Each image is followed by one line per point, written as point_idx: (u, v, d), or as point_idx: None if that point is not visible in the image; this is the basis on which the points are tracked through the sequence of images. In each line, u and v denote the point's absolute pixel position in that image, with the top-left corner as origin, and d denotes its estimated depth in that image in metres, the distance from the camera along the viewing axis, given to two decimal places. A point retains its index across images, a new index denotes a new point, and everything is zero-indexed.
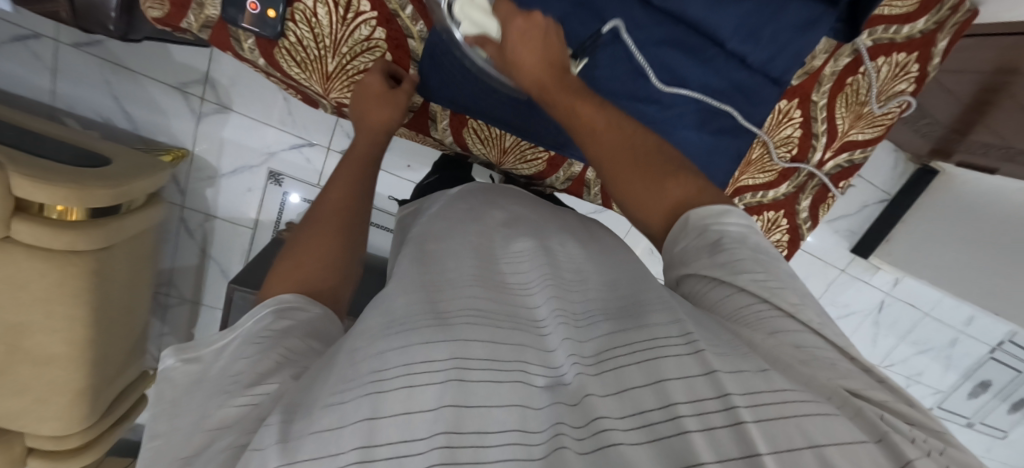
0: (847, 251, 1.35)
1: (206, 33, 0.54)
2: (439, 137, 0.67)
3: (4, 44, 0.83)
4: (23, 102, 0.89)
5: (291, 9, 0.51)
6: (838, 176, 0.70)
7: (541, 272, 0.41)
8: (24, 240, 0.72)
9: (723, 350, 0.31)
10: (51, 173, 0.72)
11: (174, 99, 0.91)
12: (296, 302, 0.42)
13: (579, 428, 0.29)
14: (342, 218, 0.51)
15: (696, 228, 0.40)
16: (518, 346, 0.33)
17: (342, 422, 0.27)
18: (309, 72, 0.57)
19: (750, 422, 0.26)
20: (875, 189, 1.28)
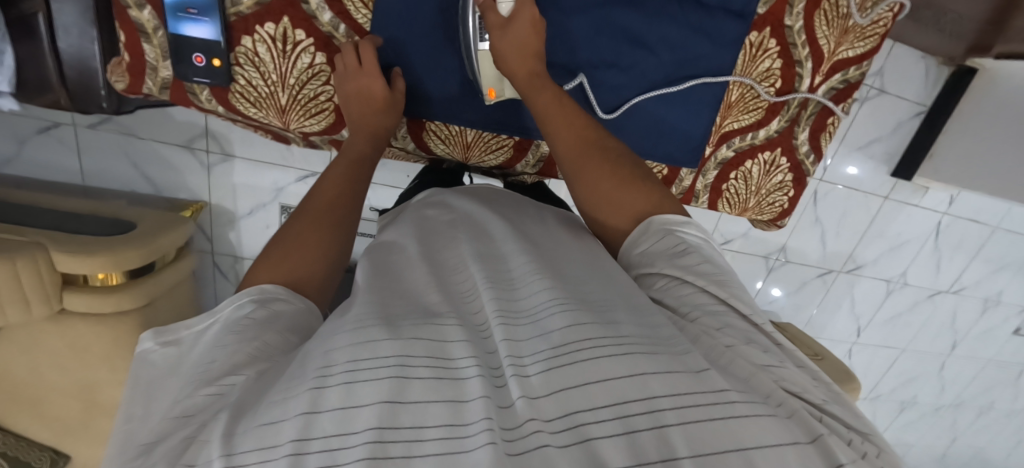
0: (888, 176, 1.24)
1: (166, 93, 0.62)
2: (401, 145, 0.72)
3: (35, 137, 0.92)
4: (58, 185, 0.97)
5: (234, 55, 0.60)
6: (837, 98, 0.71)
7: (481, 273, 0.46)
8: (77, 310, 0.80)
9: (653, 352, 0.36)
10: (87, 245, 0.78)
11: (184, 156, 0.97)
12: (278, 293, 0.47)
13: (506, 430, 0.32)
14: (332, 212, 0.55)
15: (661, 231, 0.51)
16: (460, 346, 0.38)
17: (284, 417, 0.32)
18: (265, 110, 0.64)
19: (671, 426, 0.31)
20: (907, 103, 1.16)
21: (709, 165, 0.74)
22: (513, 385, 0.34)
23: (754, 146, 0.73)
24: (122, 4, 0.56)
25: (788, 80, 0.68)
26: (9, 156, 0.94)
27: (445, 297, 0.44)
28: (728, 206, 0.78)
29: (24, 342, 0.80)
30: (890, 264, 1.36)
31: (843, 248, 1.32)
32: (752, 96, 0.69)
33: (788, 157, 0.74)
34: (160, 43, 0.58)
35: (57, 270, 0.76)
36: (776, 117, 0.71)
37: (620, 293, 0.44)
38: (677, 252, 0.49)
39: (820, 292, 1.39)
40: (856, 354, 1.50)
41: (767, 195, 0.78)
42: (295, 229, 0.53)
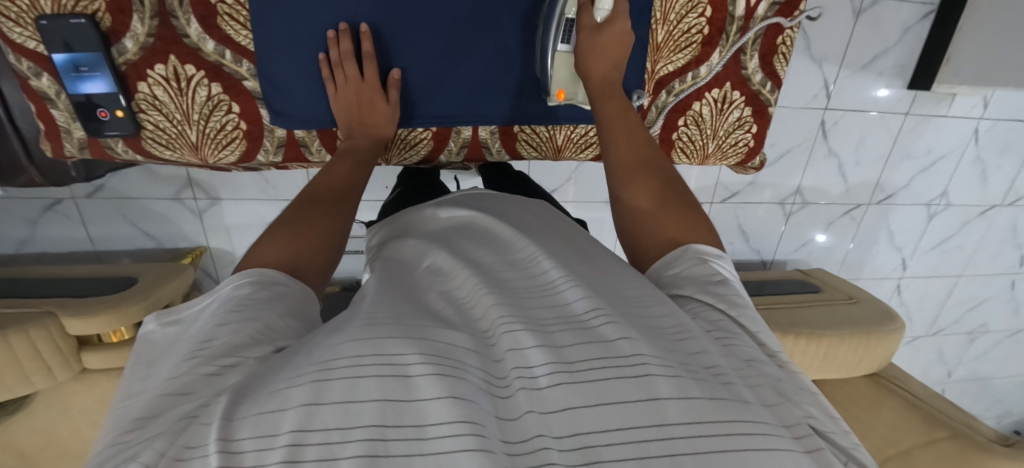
0: (905, 90, 1.12)
1: (87, 152, 0.64)
2: (318, 159, 0.70)
3: (43, 216, 0.99)
4: (73, 256, 1.04)
5: (136, 102, 0.61)
6: (779, 16, 0.66)
7: (484, 283, 0.47)
8: (96, 366, 0.85)
9: (680, 375, 0.36)
10: (92, 305, 0.82)
11: (176, 207, 1.02)
12: (279, 277, 0.46)
13: (510, 443, 0.32)
14: (333, 200, 0.56)
15: (695, 257, 0.50)
16: (467, 351, 0.38)
17: (283, 407, 0.31)
18: (179, 150, 0.65)
19: (684, 456, 0.31)
20: (913, 6, 1.04)
21: (652, 116, 0.69)
22: (520, 398, 0.35)
23: (697, 87, 0.68)
24: (23, 76, 0.58)
25: (719, 7, 0.64)
26: (25, 237, 1.01)
27: (455, 308, 0.46)
28: (686, 156, 0.73)
29: (59, 403, 0.86)
30: (925, 186, 1.23)
31: (867, 177, 1.21)
32: (679, 34, 0.65)
33: (740, 89, 0.69)
34: (67, 105, 0.60)
35: (69, 334, 0.81)
36: (714, 50, 0.67)
37: (626, 306, 0.44)
38: (706, 282, 0.48)
39: (851, 229, 1.27)
40: (906, 289, 1.37)
41: (727, 136, 0.72)
42: (300, 216, 0.52)
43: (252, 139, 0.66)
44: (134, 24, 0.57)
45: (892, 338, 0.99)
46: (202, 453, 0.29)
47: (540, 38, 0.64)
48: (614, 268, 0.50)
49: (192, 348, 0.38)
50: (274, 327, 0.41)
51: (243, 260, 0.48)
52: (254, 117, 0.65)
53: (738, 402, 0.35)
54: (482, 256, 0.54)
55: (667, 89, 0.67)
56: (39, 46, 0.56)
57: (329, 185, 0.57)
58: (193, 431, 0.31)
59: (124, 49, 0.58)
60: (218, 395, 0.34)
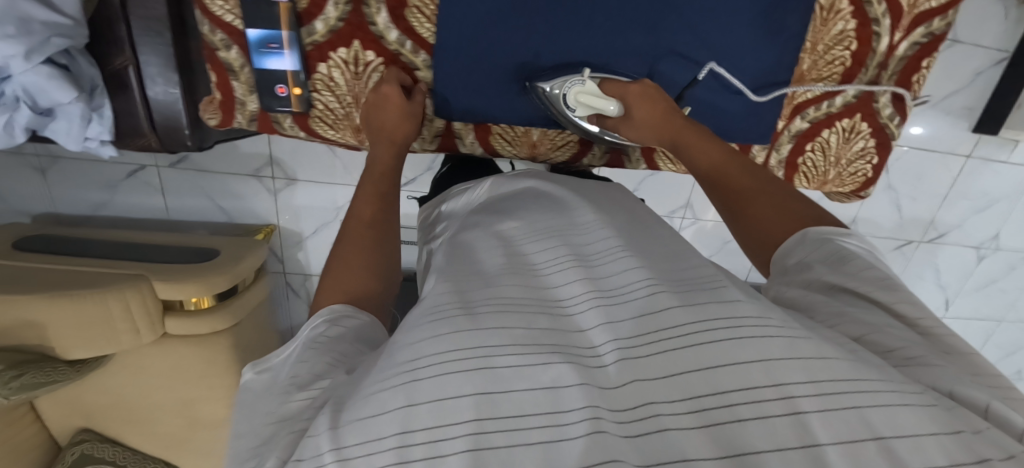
0: (968, 132, 1.13)
1: (255, 125, 0.67)
2: (469, 151, 0.72)
3: (124, 181, 1.02)
4: (148, 224, 1.07)
5: (313, 81, 0.64)
6: (920, 54, 0.64)
7: (558, 258, 0.46)
8: (177, 333, 0.86)
9: (796, 335, 0.32)
10: (182, 273, 0.84)
11: (253, 184, 1.04)
12: (345, 311, 0.46)
13: (615, 415, 0.31)
14: (376, 230, 0.55)
15: (815, 240, 0.45)
16: (528, 318, 0.38)
17: (380, 411, 0.31)
18: (342, 131, 0.68)
19: (810, 413, 0.27)
20: (986, 51, 1.05)
21: (782, 139, 0.69)
22: (620, 369, 0.33)
23: (830, 115, 0.67)
24: (214, 48, 0.61)
25: (866, 39, 0.62)
26: (104, 200, 1.03)
27: (524, 283, 0.43)
28: (807, 181, 0.71)
29: (135, 367, 0.87)
30: (978, 228, 1.24)
31: (922, 213, 1.22)
32: (824, 63, 0.64)
33: (869, 122, 0.68)
34: (248, 79, 0.63)
35: (158, 297, 0.82)
36: (853, 81, 0.64)
37: (671, 268, 0.42)
38: (837, 261, 0.43)
39: (899, 264, 1.30)
40: (946, 328, 1.39)
41: (848, 165, 0.70)
42: (344, 254, 0.52)
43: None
44: (327, 8, 0.60)
45: None
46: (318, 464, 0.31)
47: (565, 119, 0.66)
48: (669, 243, 0.47)
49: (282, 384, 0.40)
50: (348, 353, 0.43)
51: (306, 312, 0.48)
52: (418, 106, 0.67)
53: (844, 360, 0.30)
54: (556, 222, 0.52)
55: (802, 115, 0.67)
56: (234, 20, 0.59)
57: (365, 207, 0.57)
58: (303, 446, 0.33)
59: (313, 30, 0.61)
60: (324, 408, 0.35)
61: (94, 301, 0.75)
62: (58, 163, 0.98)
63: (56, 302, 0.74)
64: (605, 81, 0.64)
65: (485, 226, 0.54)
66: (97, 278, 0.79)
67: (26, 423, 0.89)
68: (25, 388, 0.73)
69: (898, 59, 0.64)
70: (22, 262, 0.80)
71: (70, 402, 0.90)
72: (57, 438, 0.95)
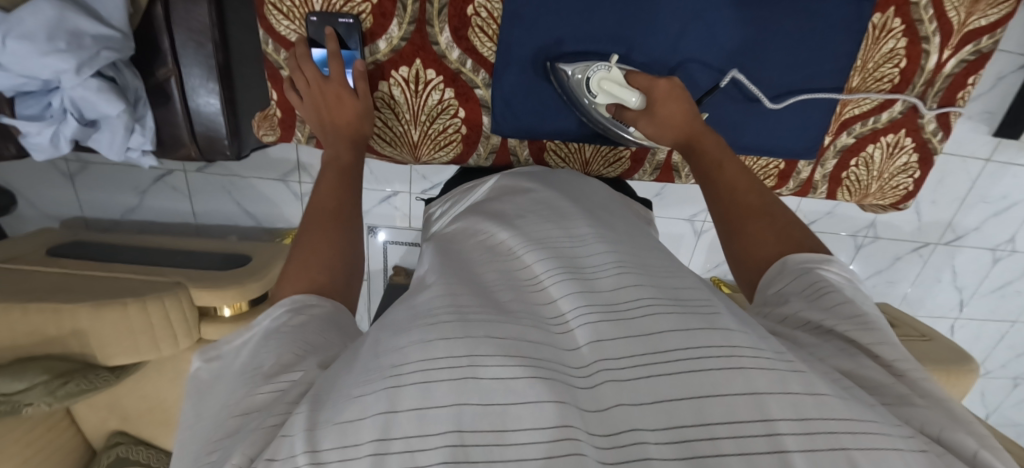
0: (989, 136, 1.13)
1: (313, 141, 0.68)
2: (522, 166, 0.74)
3: (153, 186, 1.02)
4: (176, 228, 1.08)
5: (373, 100, 0.65)
6: (967, 71, 0.64)
7: (551, 264, 0.44)
8: (212, 338, 0.88)
9: (788, 369, 0.32)
10: (218, 281, 0.85)
11: (280, 189, 1.05)
12: (308, 300, 0.43)
13: (600, 438, 0.30)
14: (338, 217, 0.51)
15: (796, 270, 0.46)
16: (524, 328, 0.36)
17: (361, 415, 0.29)
18: (399, 147, 0.70)
19: (793, 453, 0.28)
20: (1010, 56, 1.05)
21: (827, 154, 0.70)
22: (606, 391, 0.32)
23: (875, 131, 0.67)
24: (277, 66, 0.63)
25: (916, 57, 0.62)
26: (132, 205, 1.04)
27: (517, 294, 0.42)
28: (848, 194, 0.73)
29: (173, 372, 0.89)
30: (995, 231, 1.25)
31: (940, 217, 1.24)
32: (874, 80, 0.64)
33: (914, 137, 0.68)
34: None
35: (195, 304, 0.83)
36: (899, 98, 0.65)
37: (670, 284, 0.41)
38: (815, 294, 0.43)
39: (915, 266, 1.31)
40: (960, 329, 1.42)
41: (890, 179, 0.71)
42: (308, 242, 0.48)
43: (467, 143, 0.70)
44: (391, 29, 0.61)
45: (967, 378, 1.02)
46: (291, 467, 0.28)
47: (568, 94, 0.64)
48: (659, 260, 0.46)
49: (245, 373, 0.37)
50: (316, 344, 0.39)
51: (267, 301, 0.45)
52: (476, 123, 0.69)
53: (836, 398, 0.31)
54: (549, 232, 0.50)
55: (848, 131, 0.68)
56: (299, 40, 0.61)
57: (324, 199, 0.53)
58: (275, 444, 0.29)
59: (376, 49, 0.62)
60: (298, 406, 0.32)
61: (135, 309, 0.76)
62: (88, 167, 0.99)
63: (100, 311, 0.74)
64: (630, 73, 0.61)
65: (486, 231, 0.54)
66: (138, 286, 0.79)
67: (62, 428, 0.90)
68: (70, 396, 0.74)
69: (945, 76, 0.64)
70: (61, 269, 0.81)
71: (107, 407, 0.92)
72: (91, 442, 0.97)
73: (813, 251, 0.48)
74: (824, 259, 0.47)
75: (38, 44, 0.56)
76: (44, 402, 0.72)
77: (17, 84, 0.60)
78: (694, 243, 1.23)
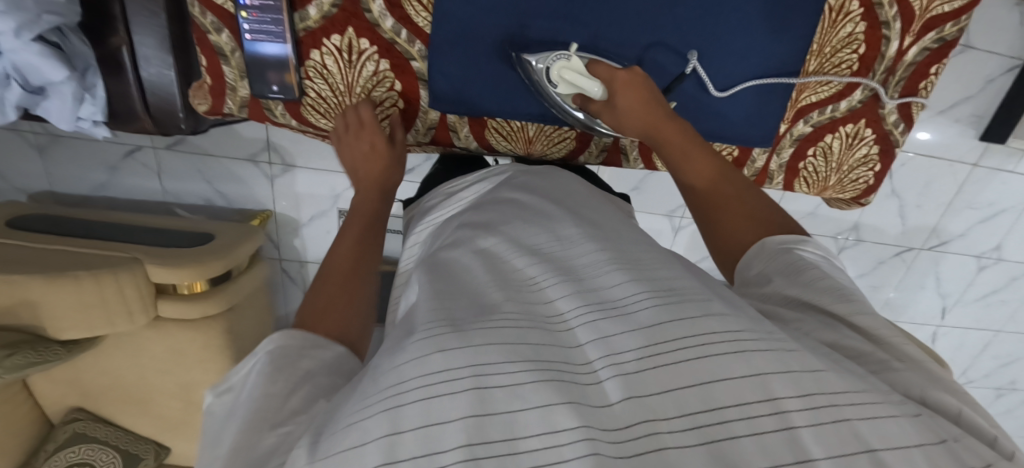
0: (976, 140, 1.10)
1: (244, 111, 0.66)
2: (463, 145, 0.72)
3: (122, 163, 1.02)
4: (147, 206, 1.07)
5: (305, 69, 0.63)
6: (928, 61, 0.62)
7: (542, 268, 0.43)
8: (171, 316, 0.87)
9: (780, 348, 0.31)
10: (176, 258, 0.84)
11: (250, 169, 1.03)
12: (318, 341, 0.43)
13: (614, 432, 0.28)
14: (357, 265, 0.53)
15: (777, 250, 0.47)
16: (521, 331, 0.34)
17: (364, 440, 0.28)
18: (334, 120, 0.67)
19: (801, 428, 0.27)
20: (1000, 58, 1.02)
21: (784, 143, 0.68)
22: (616, 386, 0.30)
23: (834, 120, 0.65)
24: (203, 30, 0.60)
25: (876, 43, 0.60)
26: (102, 181, 1.03)
27: (508, 294, 0.39)
28: (806, 186, 0.71)
29: (133, 349, 0.88)
30: (981, 238, 1.23)
31: (926, 221, 1.21)
32: (831, 65, 0.62)
33: (874, 128, 0.66)
34: (237, 63, 0.62)
35: (151, 281, 0.82)
36: (859, 85, 0.63)
37: (651, 275, 0.40)
38: (794, 271, 0.44)
39: (899, 271, 1.29)
40: (943, 337, 1.39)
41: (850, 172, 0.69)
42: (325, 287, 0.50)
43: (405, 118, 0.68)
44: None
45: None
46: None
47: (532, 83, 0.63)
48: (646, 250, 0.45)
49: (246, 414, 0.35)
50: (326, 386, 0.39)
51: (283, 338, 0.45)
52: (414, 97, 0.66)
53: (835, 373, 0.31)
54: (539, 238, 0.48)
55: (805, 119, 0.65)
56: (225, 2, 0.59)
57: (342, 255, 0.54)
58: None
59: (307, 15, 0.60)
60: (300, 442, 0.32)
61: (87, 282, 0.75)
62: (57, 141, 0.98)
63: (51, 283, 0.74)
64: (593, 61, 0.60)
65: (466, 242, 0.48)
66: (91, 260, 0.78)
67: (20, 401, 0.90)
68: (17, 368, 0.73)
69: (907, 64, 0.62)
70: (18, 240, 0.81)
71: (67, 382, 0.91)
72: (52, 417, 0.96)
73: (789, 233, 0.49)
74: (799, 239, 0.48)
75: None
76: None
77: None
78: (672, 239, 1.22)
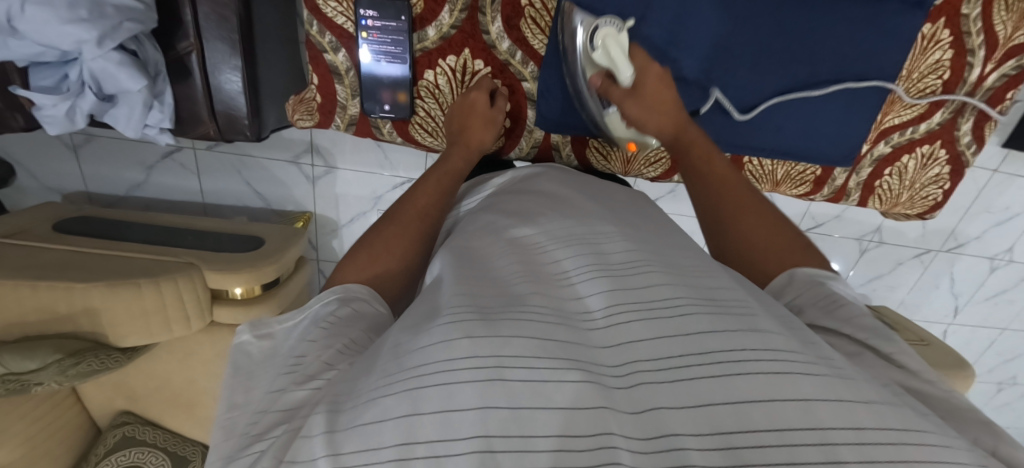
0: (997, 146, 1.14)
1: (351, 128, 0.73)
2: (564, 163, 0.78)
3: (160, 163, 1.00)
4: (183, 205, 1.05)
5: (417, 88, 0.71)
6: (1007, 86, 0.65)
7: (587, 262, 0.46)
8: (223, 321, 0.86)
9: (825, 374, 0.33)
10: (233, 263, 0.83)
11: (292, 170, 1.02)
12: (358, 294, 0.49)
13: (642, 441, 0.31)
14: (423, 222, 0.59)
15: (804, 282, 0.49)
16: (550, 326, 0.37)
17: (383, 418, 0.32)
18: (438, 137, 0.74)
19: (850, 463, 0.28)
20: None
21: (864, 163, 0.72)
22: (641, 392, 0.33)
23: (912, 141, 0.69)
24: (320, 49, 0.67)
25: (960, 69, 0.64)
26: (139, 181, 1.01)
27: (539, 288, 0.43)
28: (880, 203, 0.75)
29: (182, 353, 0.87)
30: (995, 240, 1.27)
31: (944, 224, 1.26)
32: (918, 89, 0.66)
33: (947, 148, 0.69)
34: (350, 82, 0.69)
35: (208, 286, 0.81)
36: (939, 109, 0.66)
37: (696, 282, 0.43)
38: (829, 306, 0.46)
39: (916, 271, 1.34)
40: (952, 334, 1.46)
41: (920, 190, 0.73)
42: (383, 233, 0.56)
43: (511, 136, 0.75)
44: (442, 16, 0.66)
45: (964, 382, 1.04)
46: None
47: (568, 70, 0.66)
48: (691, 261, 0.47)
49: (287, 364, 0.41)
50: (359, 343, 0.43)
51: (328, 281, 0.52)
52: (520, 117, 0.73)
53: (886, 404, 0.32)
54: (572, 229, 0.52)
55: (886, 139, 0.69)
56: (345, 23, 0.66)
57: (413, 203, 0.60)
58: (297, 446, 0.33)
59: (425, 36, 0.67)
60: (318, 407, 0.36)
61: (149, 291, 0.74)
62: (92, 140, 0.96)
63: (113, 291, 0.73)
64: (633, 49, 0.62)
65: (503, 232, 0.53)
66: (149, 266, 0.77)
67: (67, 406, 0.89)
68: (81, 375, 0.73)
69: (985, 90, 0.65)
70: (70, 246, 0.79)
71: (114, 385, 0.90)
72: (96, 420, 0.95)
73: (818, 265, 0.50)
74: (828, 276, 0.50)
75: (59, 11, 0.54)
76: (55, 381, 0.71)
77: (34, 54, 0.57)
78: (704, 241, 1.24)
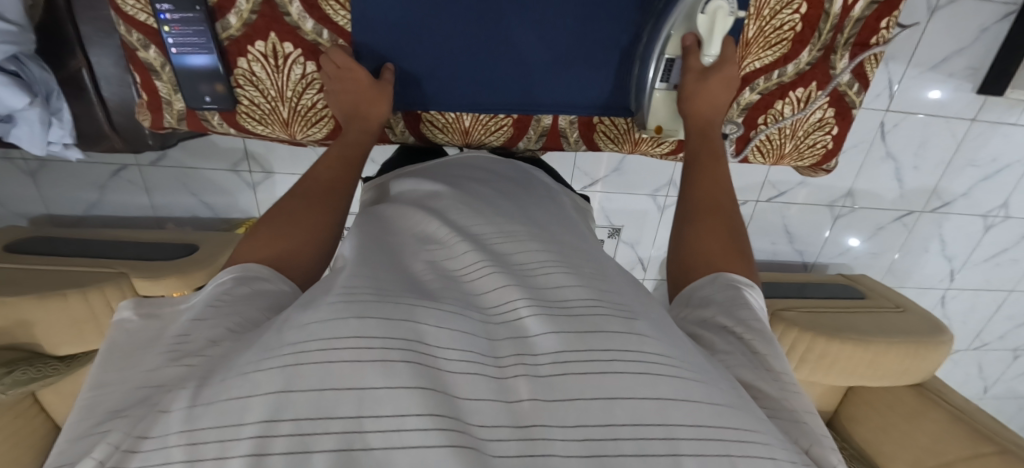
0: (973, 95, 1.05)
1: (183, 123, 0.72)
2: (401, 140, 0.78)
3: (109, 182, 1.05)
4: (137, 220, 1.10)
5: (234, 77, 0.69)
6: (874, 17, 0.68)
7: (495, 258, 0.42)
8: None
9: (694, 376, 0.31)
10: (164, 269, 0.87)
11: (232, 179, 1.06)
12: (258, 273, 0.43)
13: (511, 428, 0.28)
14: (326, 195, 0.55)
15: (724, 283, 0.47)
16: (449, 314, 0.32)
17: (250, 392, 0.26)
18: (270, 125, 0.73)
19: (686, 457, 0.27)
20: (992, 5, 0.96)
21: (732, 113, 0.73)
22: (521, 384, 0.30)
23: (783, 85, 0.71)
24: (132, 48, 0.65)
25: (817, 4, 0.66)
26: (93, 200, 1.07)
27: (444, 283, 0.39)
28: (762, 155, 0.77)
29: None
30: (985, 196, 1.17)
31: (926, 183, 1.16)
32: (772, 29, 0.68)
33: (825, 90, 0.73)
34: (169, 77, 0.68)
35: (139, 293, 0.85)
36: (804, 49, 0.69)
37: (603, 286, 0.39)
38: (734, 303, 0.44)
39: (900, 236, 1.24)
40: (952, 301, 1.35)
41: (806, 136, 0.76)
42: (288, 212, 0.52)
43: None
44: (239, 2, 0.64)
45: (939, 350, 0.97)
46: (161, 446, 0.25)
47: (639, 67, 0.71)
48: (594, 264, 0.44)
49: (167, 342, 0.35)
50: (253, 320, 0.38)
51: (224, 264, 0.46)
52: None
53: (734, 403, 0.31)
54: (483, 229, 0.47)
55: (754, 84, 0.71)
56: (149, 19, 0.63)
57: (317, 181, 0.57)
58: (150, 421, 0.27)
59: (227, 24, 0.65)
60: (188, 383, 0.29)
61: (76, 299, 0.78)
62: (46, 164, 1.02)
63: (44, 302, 0.77)
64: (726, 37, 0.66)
65: (419, 223, 0.49)
66: (82, 277, 0.82)
67: (32, 415, 0.94)
68: (19, 383, 0.78)
69: (854, 20, 0.68)
70: (14, 263, 0.84)
71: (73, 393, 0.96)
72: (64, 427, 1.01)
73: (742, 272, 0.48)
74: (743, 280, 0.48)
75: None
76: None
77: None
78: (658, 219, 1.20)
